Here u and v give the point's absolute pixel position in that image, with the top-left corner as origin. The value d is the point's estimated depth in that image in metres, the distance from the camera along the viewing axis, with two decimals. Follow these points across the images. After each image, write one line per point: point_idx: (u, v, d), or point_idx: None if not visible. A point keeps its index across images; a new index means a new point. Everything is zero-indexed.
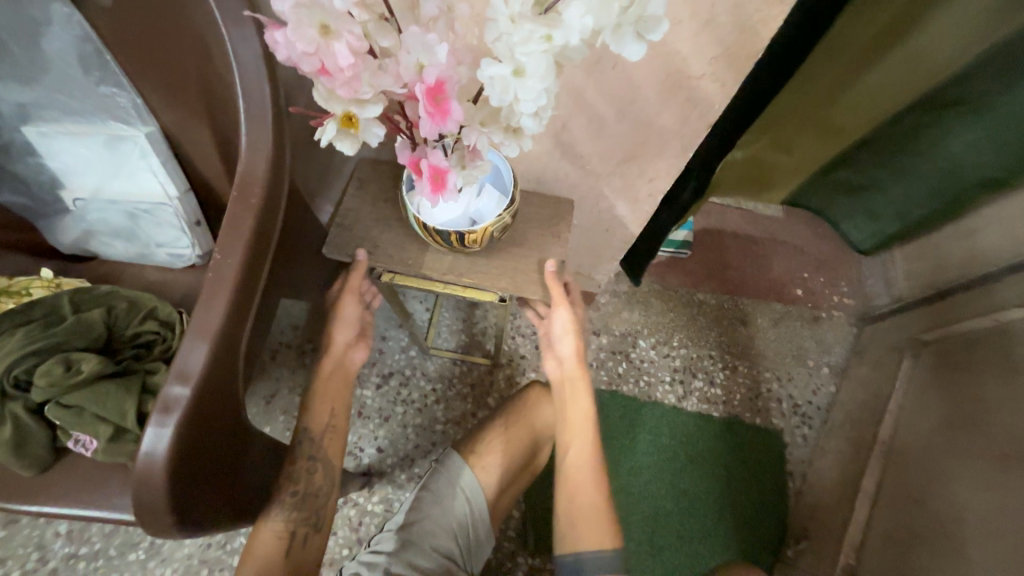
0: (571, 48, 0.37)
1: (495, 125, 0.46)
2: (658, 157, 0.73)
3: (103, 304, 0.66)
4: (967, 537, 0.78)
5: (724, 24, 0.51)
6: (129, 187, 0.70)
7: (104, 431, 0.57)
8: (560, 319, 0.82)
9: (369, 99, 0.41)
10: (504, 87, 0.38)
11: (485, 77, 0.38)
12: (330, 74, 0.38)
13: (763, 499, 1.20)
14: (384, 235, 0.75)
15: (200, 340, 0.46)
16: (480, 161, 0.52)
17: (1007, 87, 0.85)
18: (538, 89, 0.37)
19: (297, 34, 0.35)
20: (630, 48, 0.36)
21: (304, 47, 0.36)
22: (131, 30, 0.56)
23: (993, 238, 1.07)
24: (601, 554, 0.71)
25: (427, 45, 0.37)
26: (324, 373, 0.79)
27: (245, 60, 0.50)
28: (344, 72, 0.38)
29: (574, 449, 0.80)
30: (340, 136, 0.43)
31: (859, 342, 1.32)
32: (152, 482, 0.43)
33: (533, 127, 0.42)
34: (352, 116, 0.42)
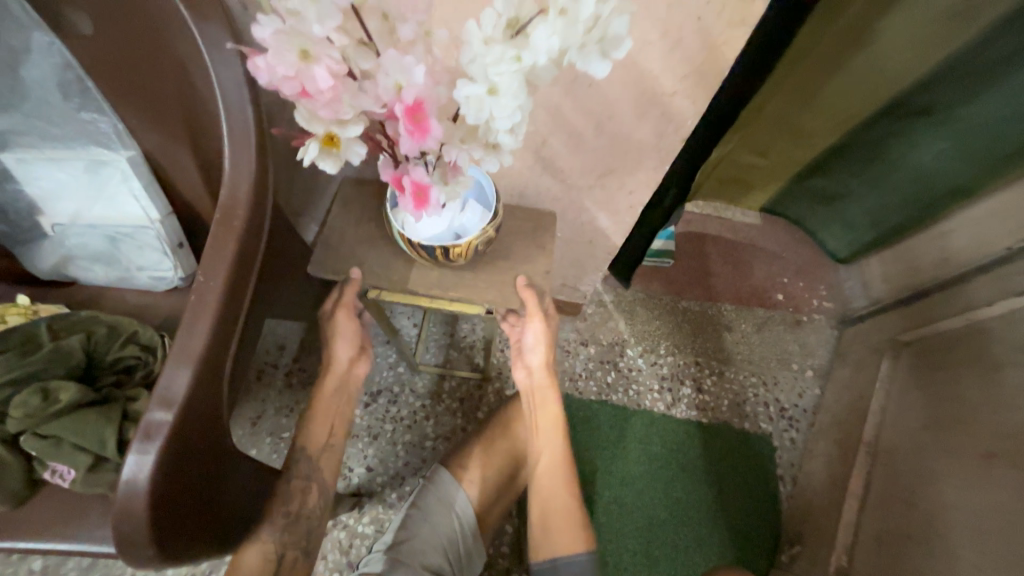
0: (540, 67, 0.38)
1: (475, 142, 0.47)
2: (636, 170, 0.75)
3: (81, 331, 0.65)
4: (953, 534, 0.80)
5: (692, 45, 0.54)
6: (109, 212, 0.69)
7: (82, 461, 0.56)
8: (532, 331, 0.79)
9: (350, 119, 0.41)
10: (479, 106, 0.39)
11: (460, 97, 0.38)
12: (311, 97, 0.39)
13: (754, 506, 1.21)
14: (369, 252, 0.75)
15: (183, 365, 0.46)
16: (462, 177, 0.52)
17: (969, 96, 0.90)
18: (511, 107, 0.38)
19: (278, 58, 0.36)
20: (596, 66, 0.36)
21: (285, 71, 0.37)
22: (113, 56, 0.57)
23: (960, 241, 1.12)
24: (574, 558, 0.73)
25: (404, 66, 0.37)
26: (324, 395, 0.79)
27: (227, 84, 0.51)
28: (324, 94, 0.38)
29: (544, 456, 0.80)
30: (322, 155, 0.43)
31: (840, 344, 1.35)
32: (134, 513, 0.42)
33: (510, 143, 0.44)
34: (333, 135, 0.42)
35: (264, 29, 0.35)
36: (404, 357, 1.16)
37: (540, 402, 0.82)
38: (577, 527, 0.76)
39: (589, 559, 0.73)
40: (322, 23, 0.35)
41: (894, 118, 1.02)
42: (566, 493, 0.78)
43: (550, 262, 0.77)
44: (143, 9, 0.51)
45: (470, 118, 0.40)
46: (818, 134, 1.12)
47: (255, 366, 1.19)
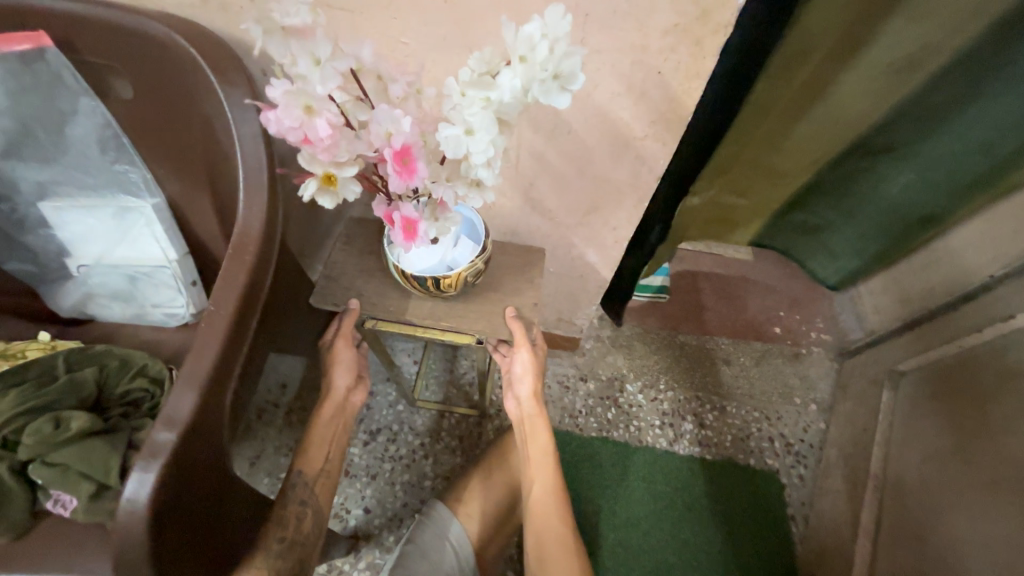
0: (506, 104, 0.43)
1: (460, 181, 0.53)
2: (619, 207, 0.80)
3: (96, 363, 0.69)
4: (970, 572, 0.77)
5: (656, 96, 0.61)
6: (132, 253, 0.75)
7: (87, 489, 0.57)
8: (521, 361, 0.80)
9: (347, 161, 0.46)
10: (457, 144, 0.45)
11: (442, 138, 0.45)
12: (312, 143, 0.43)
13: (764, 549, 1.15)
14: (369, 286, 0.80)
15: (189, 388, 0.49)
16: (451, 214, 0.58)
17: (926, 135, 0.97)
18: (485, 141, 0.44)
19: (285, 112, 0.41)
20: (556, 99, 0.42)
21: (290, 122, 0.42)
22: (147, 116, 0.65)
23: (948, 271, 1.15)
24: None
25: (394, 117, 0.43)
26: (323, 417, 0.82)
27: (245, 139, 0.58)
28: (324, 141, 0.43)
29: (537, 486, 0.81)
30: (321, 193, 0.47)
31: (842, 377, 1.35)
32: (132, 533, 0.44)
33: (488, 177, 0.49)
34: (331, 176, 0.47)
35: (275, 89, 0.40)
36: (403, 394, 1.17)
37: (529, 433, 0.83)
38: (574, 555, 0.76)
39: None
40: (325, 83, 0.40)
41: (857, 159, 1.08)
42: (560, 522, 0.79)
43: (540, 293, 0.81)
44: (178, 77, 0.59)
45: (450, 151, 0.46)
46: (794, 172, 1.13)
47: (257, 405, 1.20)
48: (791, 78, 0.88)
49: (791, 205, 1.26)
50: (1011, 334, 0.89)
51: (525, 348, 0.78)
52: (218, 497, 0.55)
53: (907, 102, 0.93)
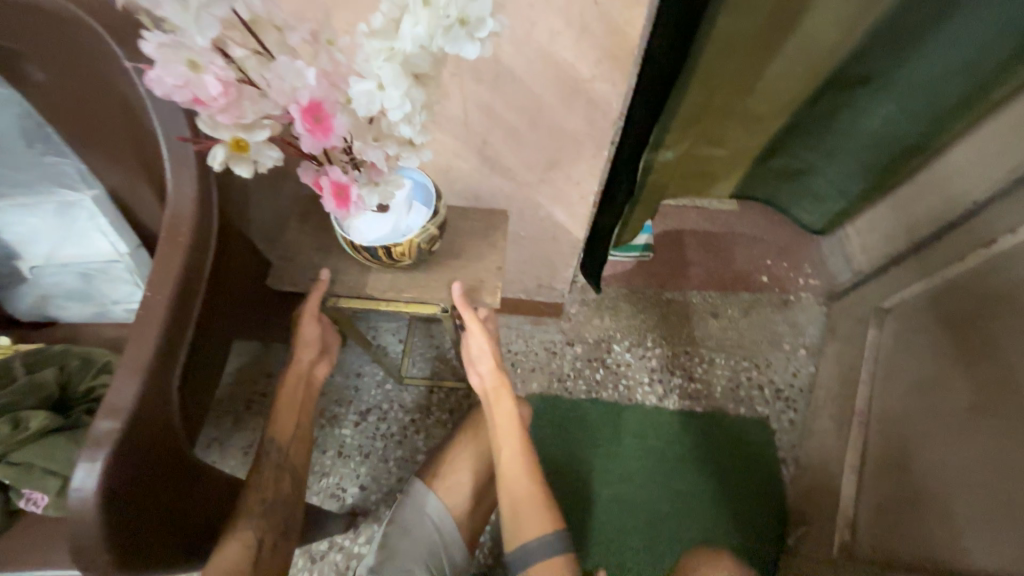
0: (416, 57, 0.42)
1: (390, 140, 0.50)
2: (578, 160, 0.77)
3: (55, 363, 0.67)
4: (950, 494, 0.77)
5: (597, 30, 0.57)
6: (80, 250, 0.73)
7: (53, 485, 0.58)
8: (474, 335, 0.79)
9: (254, 124, 0.44)
10: (370, 100, 0.42)
11: (353, 94, 0.42)
12: (205, 103, 0.41)
13: (757, 493, 1.17)
14: (329, 264, 0.78)
15: (130, 374, 0.48)
16: (388, 176, 0.56)
17: (904, 59, 0.93)
18: (397, 98, 0.42)
19: (167, 70, 0.38)
20: (466, 48, 0.41)
21: (174, 81, 0.39)
22: (67, 100, 0.61)
23: (932, 202, 1.12)
24: (544, 540, 0.74)
25: (296, 71, 0.41)
26: (285, 390, 0.80)
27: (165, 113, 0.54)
28: (218, 101, 0.41)
29: (505, 451, 0.80)
30: (234, 160, 0.46)
31: (830, 320, 1.34)
32: (85, 519, 0.43)
33: (410, 133, 0.47)
34: (240, 141, 0.45)
35: (149, 44, 0.38)
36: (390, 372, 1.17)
37: (493, 402, 0.83)
38: (546, 511, 0.77)
39: (557, 538, 0.74)
40: (204, 34, 0.37)
41: (833, 93, 1.04)
42: (530, 485, 0.78)
43: (501, 256, 0.80)
44: (86, 54, 0.55)
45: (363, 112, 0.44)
46: (771, 115, 1.08)
47: (245, 395, 1.20)
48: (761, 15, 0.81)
49: (769, 150, 1.22)
50: (994, 258, 0.87)
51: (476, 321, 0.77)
52: (183, 483, 0.55)
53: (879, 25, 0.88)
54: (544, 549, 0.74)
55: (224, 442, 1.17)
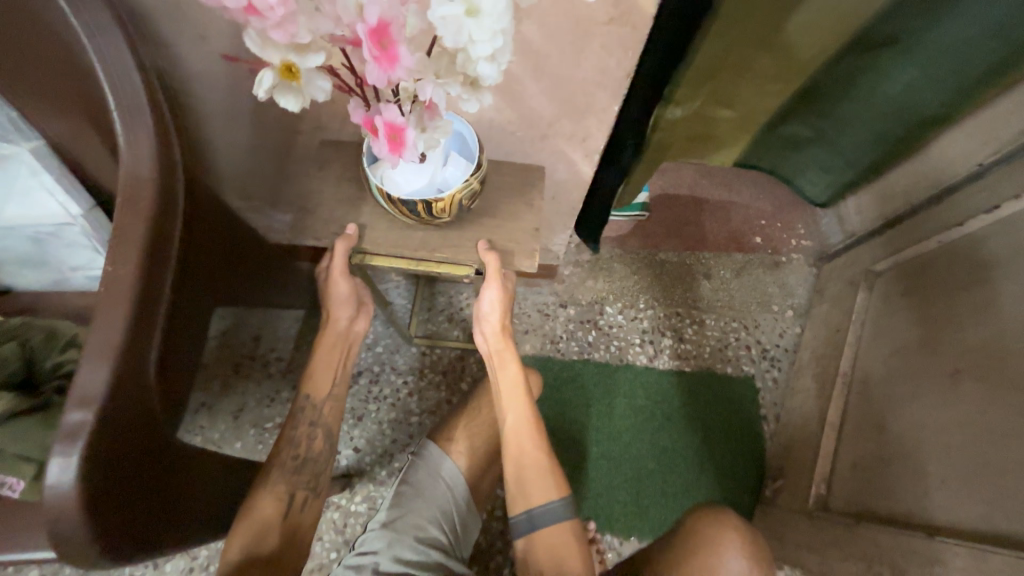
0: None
1: (452, 79, 0.45)
2: (585, 113, 0.71)
3: (17, 338, 0.63)
4: (926, 452, 0.82)
5: None
6: (25, 211, 0.65)
7: (28, 469, 0.55)
8: (489, 296, 0.76)
9: (308, 45, 0.41)
10: (457, 28, 0.38)
11: (435, 17, 0.37)
12: (260, 14, 0.37)
13: (739, 448, 1.23)
14: (316, 227, 0.72)
15: (100, 361, 0.43)
16: (440, 121, 0.51)
17: (936, 21, 0.86)
18: (492, 28, 0.38)
19: None
20: None
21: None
22: None
23: (936, 164, 1.09)
24: (549, 507, 0.75)
25: None
26: (322, 345, 0.79)
27: (105, 51, 0.46)
28: (276, 12, 0.37)
29: (511, 417, 0.80)
30: (281, 89, 0.43)
31: (819, 281, 1.34)
32: (65, 516, 0.40)
33: (491, 74, 0.42)
34: (291, 66, 0.42)
35: None
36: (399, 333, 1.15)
37: (498, 367, 0.81)
38: (550, 477, 0.78)
39: (562, 505, 0.76)
40: None
41: (856, 55, 0.97)
42: (534, 452, 0.79)
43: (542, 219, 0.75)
44: None
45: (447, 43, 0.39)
46: (786, 75, 1.02)
47: (230, 360, 1.16)
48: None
49: (779, 117, 1.18)
50: (994, 225, 0.86)
51: (494, 283, 0.73)
52: (174, 470, 0.52)
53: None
54: (550, 515, 0.76)
55: (211, 408, 1.14)
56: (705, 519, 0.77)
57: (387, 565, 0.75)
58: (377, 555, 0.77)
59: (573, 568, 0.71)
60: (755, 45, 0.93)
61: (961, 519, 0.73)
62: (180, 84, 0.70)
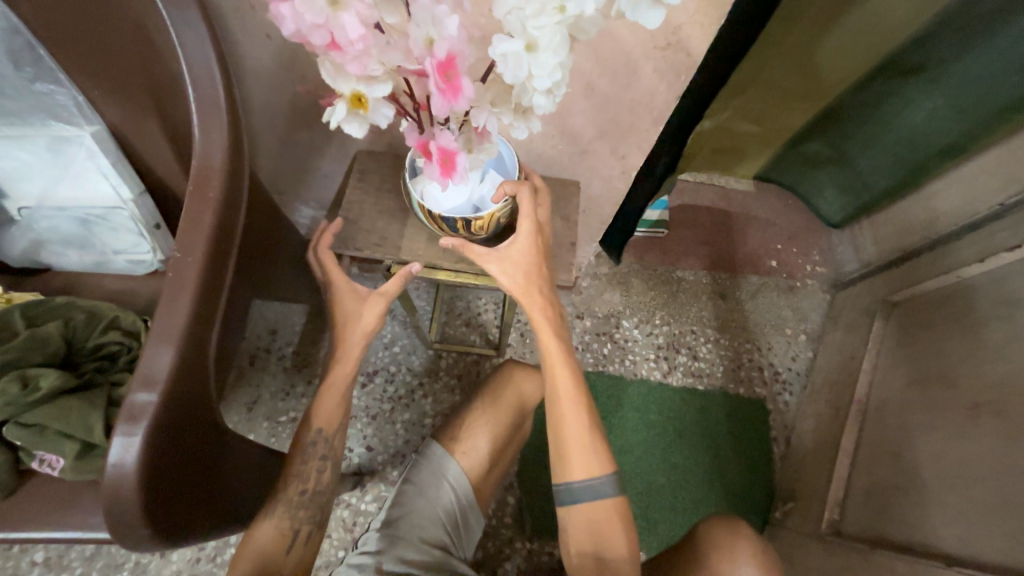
0: (586, 19, 0.39)
1: (505, 108, 0.47)
2: (630, 133, 0.73)
3: (60, 317, 0.63)
4: (945, 485, 0.82)
5: None
6: (78, 192, 0.66)
7: (70, 448, 0.56)
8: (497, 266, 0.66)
9: (377, 77, 0.42)
10: (517, 63, 0.40)
11: (497, 54, 0.40)
12: (341, 50, 0.39)
13: (747, 469, 1.23)
14: (359, 229, 0.74)
15: (165, 345, 0.44)
16: (488, 145, 0.53)
17: (964, 50, 0.89)
18: (550, 64, 0.39)
19: (308, 6, 0.36)
20: (646, 17, 0.38)
21: (312, 19, 0.37)
22: (65, 19, 0.54)
23: (952, 200, 1.11)
24: (593, 483, 0.66)
25: (438, 18, 0.37)
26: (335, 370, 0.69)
27: (189, 44, 0.48)
28: (354, 46, 0.38)
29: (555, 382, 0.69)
30: (349, 117, 0.46)
31: (833, 309, 1.36)
32: (124, 495, 0.41)
33: (545, 105, 0.44)
34: (360, 97, 0.44)
35: None
36: (419, 335, 1.15)
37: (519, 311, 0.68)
38: (593, 451, 0.68)
39: (608, 483, 0.67)
40: None
41: (883, 79, 1.01)
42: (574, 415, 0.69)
43: (577, 234, 0.77)
44: None
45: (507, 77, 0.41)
46: (817, 94, 1.05)
47: (247, 351, 1.16)
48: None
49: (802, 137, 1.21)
50: (1015, 263, 0.87)
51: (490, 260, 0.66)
52: (220, 456, 0.53)
53: (953, 9, 0.84)
54: (593, 490, 0.67)
55: (226, 398, 1.14)
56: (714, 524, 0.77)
57: (388, 564, 0.75)
58: (377, 552, 0.77)
59: (613, 546, 0.65)
60: (795, 56, 0.97)
61: (978, 552, 0.74)
62: (237, 80, 0.72)
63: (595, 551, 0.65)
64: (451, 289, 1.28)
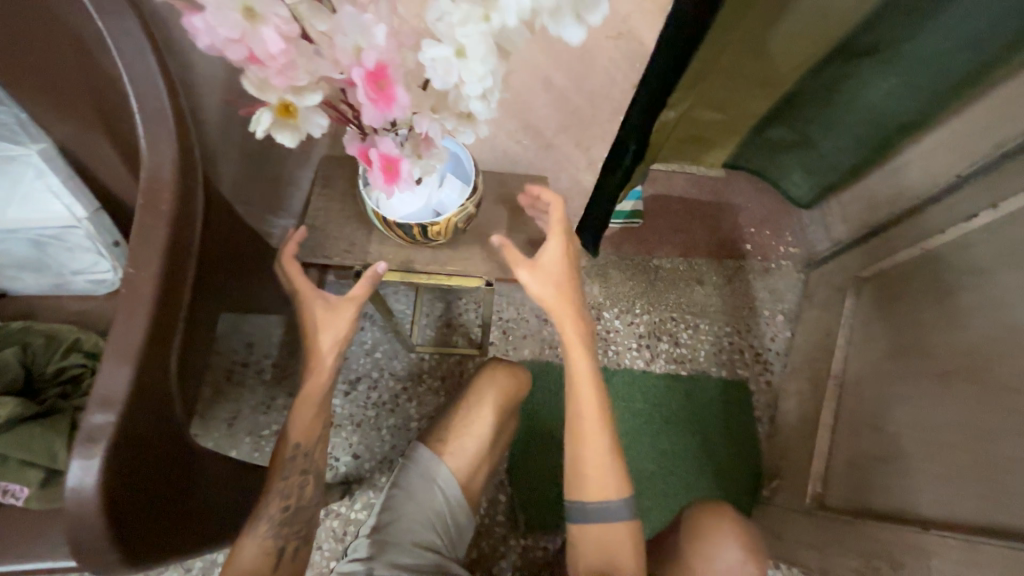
0: (513, 30, 0.39)
1: (448, 113, 0.47)
2: (593, 125, 0.74)
3: (18, 343, 0.62)
4: (921, 451, 0.85)
5: None
6: (28, 215, 0.63)
7: (34, 477, 0.55)
8: (527, 277, 0.68)
9: (307, 86, 0.42)
10: (447, 70, 0.40)
11: (427, 59, 0.40)
12: (262, 62, 0.38)
13: (733, 450, 1.25)
14: (327, 235, 0.73)
15: (121, 363, 0.43)
16: (436, 150, 0.52)
17: (914, 29, 0.91)
18: (479, 71, 0.39)
19: (220, 18, 0.34)
20: (569, 30, 0.38)
21: (227, 33, 0.36)
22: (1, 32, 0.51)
23: (914, 175, 1.14)
24: (607, 505, 0.68)
25: (365, 28, 0.37)
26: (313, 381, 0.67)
27: (128, 51, 0.47)
28: (276, 60, 0.38)
29: (582, 402, 0.70)
30: (278, 127, 0.44)
31: (807, 287, 1.39)
32: (87, 520, 0.40)
33: (482, 110, 0.44)
34: (289, 106, 0.43)
35: None
36: (400, 339, 1.15)
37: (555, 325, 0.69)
38: (610, 476, 0.69)
39: (624, 507, 0.68)
40: None
41: (839, 61, 1.03)
42: (599, 438, 0.70)
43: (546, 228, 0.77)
44: None
45: (437, 82, 0.42)
46: (779, 78, 1.07)
47: (224, 366, 1.14)
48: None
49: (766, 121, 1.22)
50: (974, 233, 0.90)
51: (523, 267, 0.68)
52: (190, 475, 0.52)
53: None
54: (605, 512, 0.68)
55: (204, 415, 1.11)
56: (705, 514, 0.76)
57: (380, 570, 0.75)
58: (367, 560, 0.77)
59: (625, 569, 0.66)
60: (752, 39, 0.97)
61: (955, 513, 0.76)
62: (191, 90, 0.70)
63: (604, 570, 0.66)
64: (431, 291, 1.28)
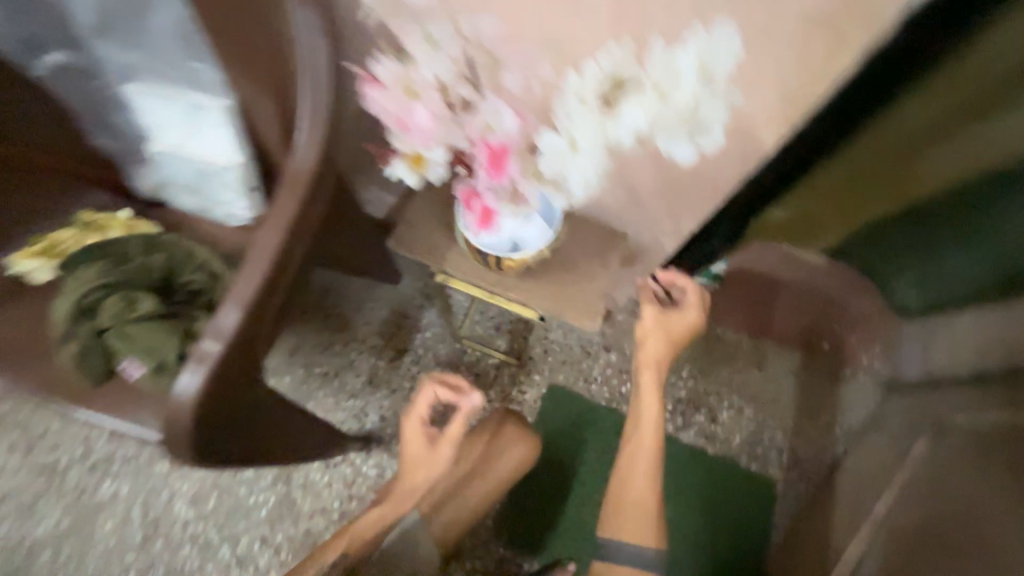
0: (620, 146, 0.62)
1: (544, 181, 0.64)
2: (690, 198, 0.74)
3: (165, 252, 0.75)
4: None
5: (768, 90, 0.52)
6: (201, 151, 0.79)
7: (150, 363, 0.68)
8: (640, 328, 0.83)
9: (435, 148, 0.62)
10: (558, 159, 0.62)
11: (544, 145, 0.61)
12: (411, 132, 0.60)
13: (733, 543, 1.24)
14: (416, 230, 0.81)
15: (234, 308, 0.53)
16: (527, 206, 0.67)
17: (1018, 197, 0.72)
18: (583, 161, 0.61)
19: (393, 101, 0.58)
20: (679, 148, 0.59)
21: (396, 109, 0.59)
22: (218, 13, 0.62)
23: None
24: (639, 548, 0.76)
25: (498, 116, 0.59)
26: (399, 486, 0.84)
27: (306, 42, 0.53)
28: (422, 129, 0.59)
29: (640, 449, 0.82)
30: (409, 171, 0.66)
31: (879, 410, 1.27)
32: (180, 419, 0.51)
33: (579, 185, 0.64)
34: (422, 159, 0.64)
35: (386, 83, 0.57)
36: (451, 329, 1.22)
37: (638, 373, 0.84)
38: (648, 524, 0.78)
39: (653, 554, 0.76)
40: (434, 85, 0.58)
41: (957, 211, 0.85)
42: (647, 484, 0.80)
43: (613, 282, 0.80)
44: None
45: (547, 167, 0.63)
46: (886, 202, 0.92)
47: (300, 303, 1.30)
48: (943, 124, 0.69)
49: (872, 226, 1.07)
50: None
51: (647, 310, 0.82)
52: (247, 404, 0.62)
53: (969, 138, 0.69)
54: (638, 556, 0.76)
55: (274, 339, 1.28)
56: None
57: None
58: None
59: None
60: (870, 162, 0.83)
61: None
62: None
63: None
64: None
